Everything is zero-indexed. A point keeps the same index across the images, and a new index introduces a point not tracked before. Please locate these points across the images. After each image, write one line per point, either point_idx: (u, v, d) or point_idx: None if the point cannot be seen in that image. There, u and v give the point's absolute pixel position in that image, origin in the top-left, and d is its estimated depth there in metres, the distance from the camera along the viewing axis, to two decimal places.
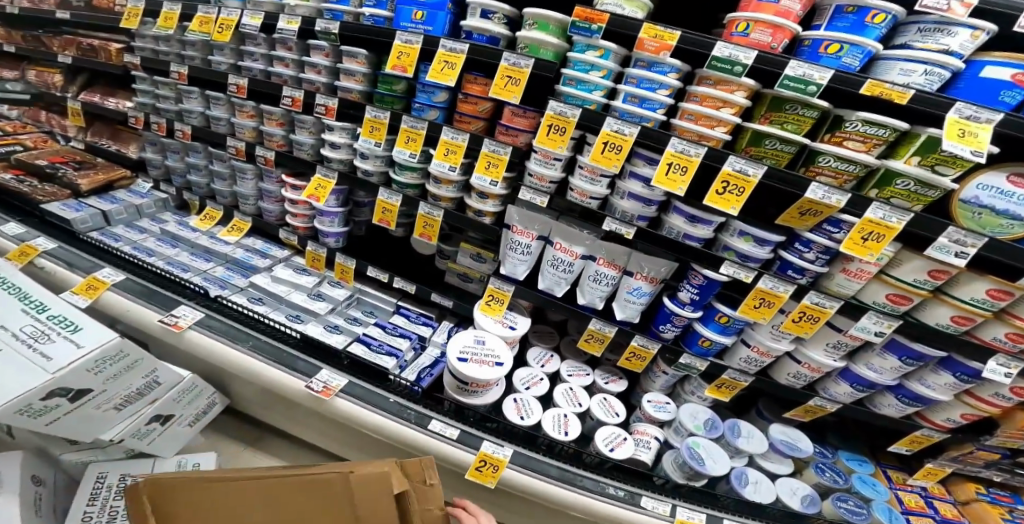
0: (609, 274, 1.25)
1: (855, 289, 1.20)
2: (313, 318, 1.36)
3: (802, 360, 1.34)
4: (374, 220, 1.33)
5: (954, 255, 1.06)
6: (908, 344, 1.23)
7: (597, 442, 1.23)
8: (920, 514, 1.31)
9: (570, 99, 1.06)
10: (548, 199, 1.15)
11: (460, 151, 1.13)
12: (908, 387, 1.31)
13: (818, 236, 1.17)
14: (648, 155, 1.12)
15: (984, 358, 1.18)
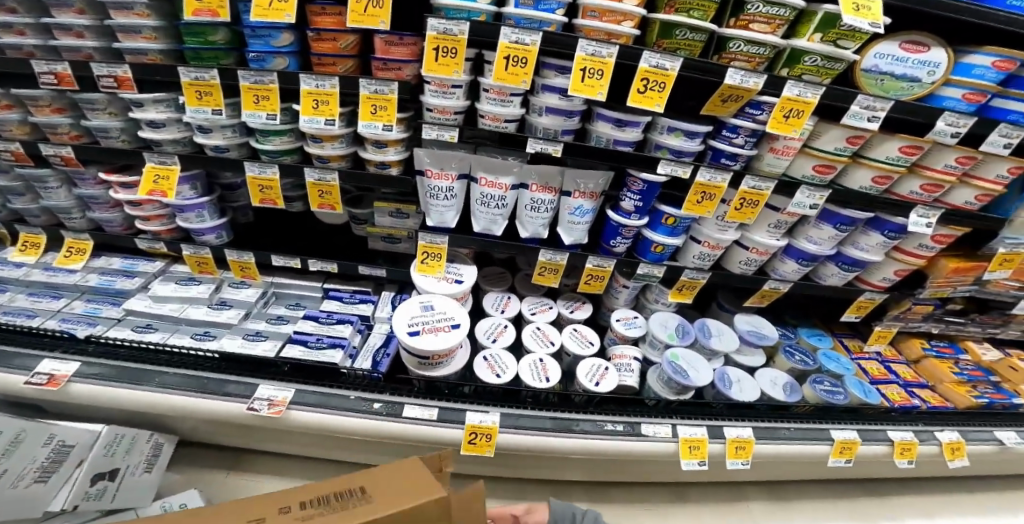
0: (546, 200, 1.15)
1: (785, 165, 1.15)
2: (225, 330, 1.19)
3: (749, 245, 1.27)
4: (255, 204, 1.10)
5: (868, 121, 1.05)
6: (842, 211, 1.19)
7: (581, 379, 1.18)
8: (886, 381, 1.39)
9: (451, 13, 0.94)
10: (458, 131, 1.04)
11: (336, 101, 0.97)
12: (845, 254, 1.29)
13: (744, 120, 1.09)
14: (557, 64, 1.03)
15: (908, 212, 1.21)
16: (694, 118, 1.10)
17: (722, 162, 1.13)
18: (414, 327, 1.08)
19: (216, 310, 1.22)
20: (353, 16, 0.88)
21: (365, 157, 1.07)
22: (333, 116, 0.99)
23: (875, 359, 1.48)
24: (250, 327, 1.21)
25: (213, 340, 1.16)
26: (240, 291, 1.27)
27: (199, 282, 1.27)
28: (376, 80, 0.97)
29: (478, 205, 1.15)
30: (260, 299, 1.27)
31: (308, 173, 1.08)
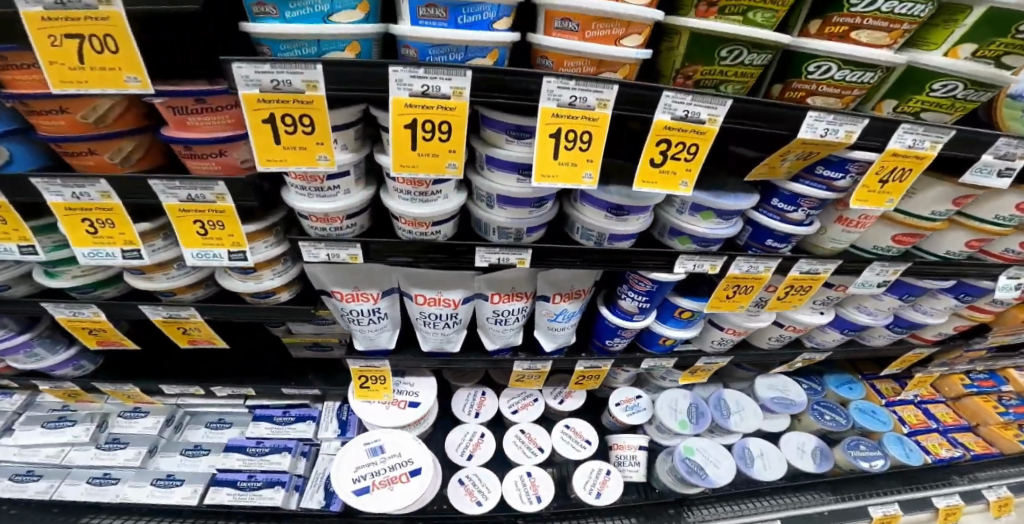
0: (515, 307, 0.88)
1: (852, 239, 0.80)
2: (127, 470, 1.07)
3: (785, 323, 0.99)
4: (90, 347, 0.93)
5: (996, 176, 0.70)
6: (914, 282, 0.92)
7: (578, 491, 1.02)
8: (926, 432, 1.25)
9: (280, 47, 0.50)
10: (361, 246, 0.71)
11: (126, 218, 0.67)
12: (902, 317, 1.03)
13: (812, 187, 0.70)
14: (510, 123, 0.57)
15: (996, 275, 0.92)
16: (731, 188, 0.72)
17: (767, 244, 0.79)
18: (361, 476, 0.95)
19: (106, 451, 1.08)
20: (55, 73, 0.49)
21: (232, 288, 0.79)
22: (136, 244, 0.70)
23: (911, 403, 1.33)
24: (160, 468, 1.08)
25: (115, 483, 1.05)
26: (134, 423, 1.12)
27: (74, 421, 1.12)
28: (182, 181, 0.62)
29: (422, 323, 0.91)
30: (165, 427, 1.13)
31: (151, 310, 0.85)
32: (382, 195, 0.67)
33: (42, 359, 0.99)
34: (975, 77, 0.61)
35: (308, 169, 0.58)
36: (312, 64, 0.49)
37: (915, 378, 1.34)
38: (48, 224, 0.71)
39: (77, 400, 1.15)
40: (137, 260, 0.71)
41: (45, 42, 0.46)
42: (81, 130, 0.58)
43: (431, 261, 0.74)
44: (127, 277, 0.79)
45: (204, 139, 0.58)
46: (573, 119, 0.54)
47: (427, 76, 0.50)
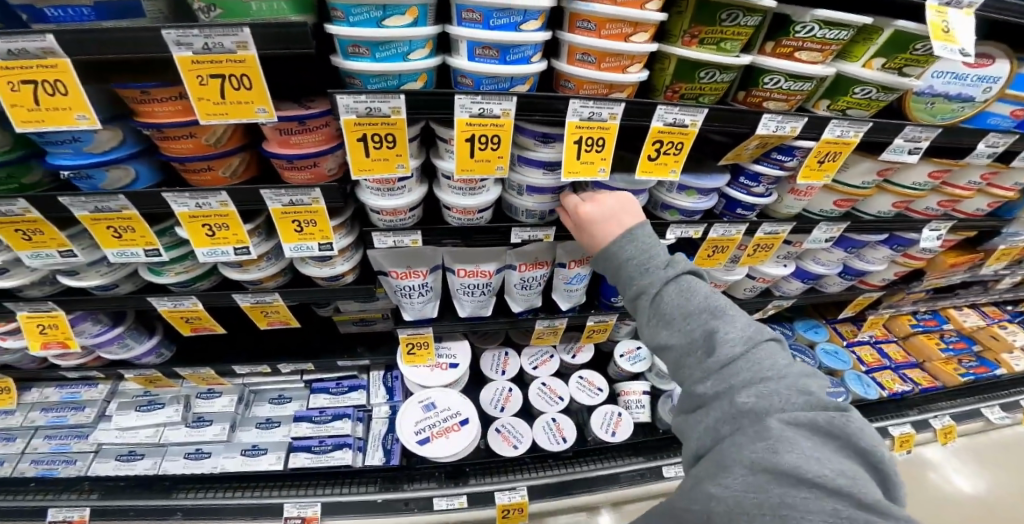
0: (536, 275, 1.11)
1: (802, 205, 1.03)
2: (217, 444, 1.21)
3: (756, 276, 1.23)
4: (185, 332, 1.16)
5: (909, 153, 0.92)
6: (857, 237, 1.16)
7: (597, 431, 1.23)
8: (880, 368, 1.51)
9: (370, 80, 0.71)
10: (419, 233, 0.93)
11: (236, 222, 0.88)
12: (851, 266, 1.28)
13: (769, 167, 0.91)
14: (540, 132, 0.77)
15: (921, 228, 1.15)
16: (704, 171, 0.93)
17: (738, 213, 1.01)
18: (422, 429, 1.15)
19: (196, 428, 1.22)
20: (202, 106, 0.65)
21: (310, 274, 1.02)
22: (244, 242, 0.92)
23: (868, 343, 1.58)
24: (244, 440, 1.22)
25: (209, 457, 1.19)
26: (213, 402, 1.26)
27: (163, 404, 1.25)
28: (284, 189, 0.83)
29: (462, 293, 1.13)
30: (240, 405, 1.27)
31: (241, 298, 1.08)
32: (438, 192, 0.88)
33: (133, 347, 1.17)
34: (886, 83, 0.79)
35: (388, 174, 0.79)
36: (395, 95, 0.69)
37: (868, 320, 1.61)
38: (166, 230, 0.91)
39: (157, 384, 1.28)
40: (241, 254, 0.93)
41: (194, 81, 0.62)
42: (202, 150, 0.79)
43: (475, 242, 0.96)
44: (224, 271, 1.02)
45: (302, 154, 0.79)
46: (591, 129, 0.74)
47: (483, 102, 0.71)
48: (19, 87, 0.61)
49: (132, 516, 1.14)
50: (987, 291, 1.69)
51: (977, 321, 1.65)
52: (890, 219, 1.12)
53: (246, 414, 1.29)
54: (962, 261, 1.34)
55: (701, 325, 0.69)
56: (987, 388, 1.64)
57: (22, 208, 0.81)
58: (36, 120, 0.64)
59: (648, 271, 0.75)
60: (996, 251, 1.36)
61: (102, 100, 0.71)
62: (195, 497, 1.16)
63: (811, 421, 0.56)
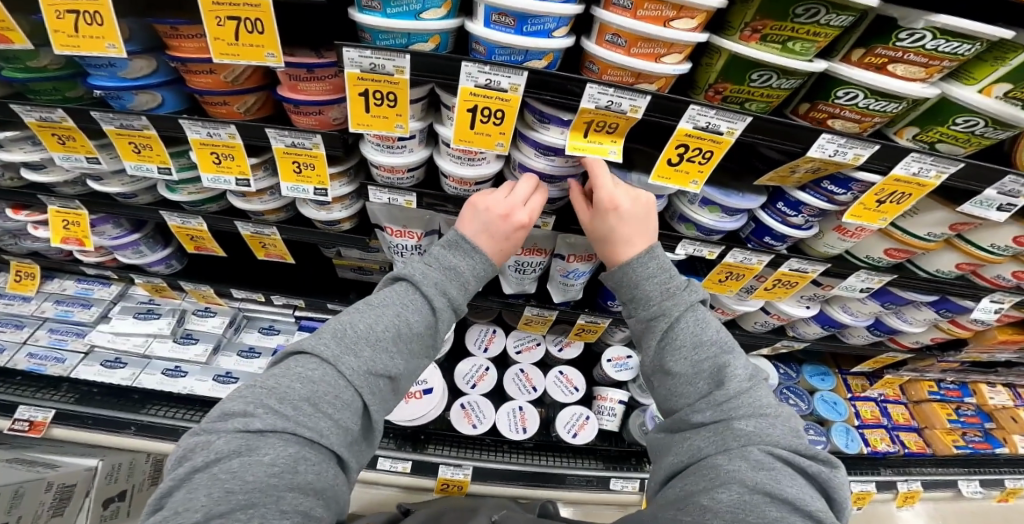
0: (535, 260, 1.05)
1: (846, 246, 0.90)
2: (195, 365, 1.32)
3: (771, 311, 1.16)
4: (189, 251, 0.97)
5: (994, 210, 0.73)
6: (898, 292, 1.03)
7: (560, 429, 1.32)
8: (875, 426, 1.52)
9: (380, 37, 0.55)
10: (416, 196, 0.80)
11: (244, 154, 0.70)
12: (884, 322, 1.17)
13: (814, 197, 0.78)
14: (553, 117, 0.66)
15: (980, 297, 1.00)
16: (736, 188, 0.82)
17: (765, 241, 0.90)
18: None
19: (181, 344, 1.33)
20: (216, 47, 0.52)
21: (308, 216, 0.85)
22: (248, 176, 0.73)
23: (873, 401, 1.60)
24: (220, 366, 1.32)
25: (184, 376, 1.30)
26: (205, 321, 1.37)
27: (159, 314, 1.36)
28: (288, 130, 0.65)
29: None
30: (228, 328, 1.38)
31: (241, 226, 0.90)
32: (435, 155, 0.76)
33: (144, 256, 1.05)
34: (1000, 118, 0.59)
35: (387, 134, 0.64)
36: (402, 54, 0.55)
37: (884, 379, 1.62)
38: (185, 151, 0.74)
39: (161, 296, 1.41)
40: (245, 189, 0.74)
41: (212, 21, 0.49)
42: (220, 87, 0.62)
43: None
44: (229, 197, 0.82)
45: (312, 101, 0.61)
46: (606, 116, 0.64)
47: (491, 73, 0.58)
48: (62, 14, 0.53)
49: (91, 425, 1.26)
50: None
51: (1004, 401, 1.62)
52: (947, 280, 0.96)
53: (233, 338, 1.39)
54: (1014, 341, 1.26)
55: (710, 357, 0.67)
56: (984, 464, 1.59)
57: (59, 117, 0.70)
58: (74, 46, 0.55)
59: (673, 292, 0.73)
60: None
61: (142, 30, 0.59)
62: (153, 417, 1.28)
63: (804, 463, 0.57)
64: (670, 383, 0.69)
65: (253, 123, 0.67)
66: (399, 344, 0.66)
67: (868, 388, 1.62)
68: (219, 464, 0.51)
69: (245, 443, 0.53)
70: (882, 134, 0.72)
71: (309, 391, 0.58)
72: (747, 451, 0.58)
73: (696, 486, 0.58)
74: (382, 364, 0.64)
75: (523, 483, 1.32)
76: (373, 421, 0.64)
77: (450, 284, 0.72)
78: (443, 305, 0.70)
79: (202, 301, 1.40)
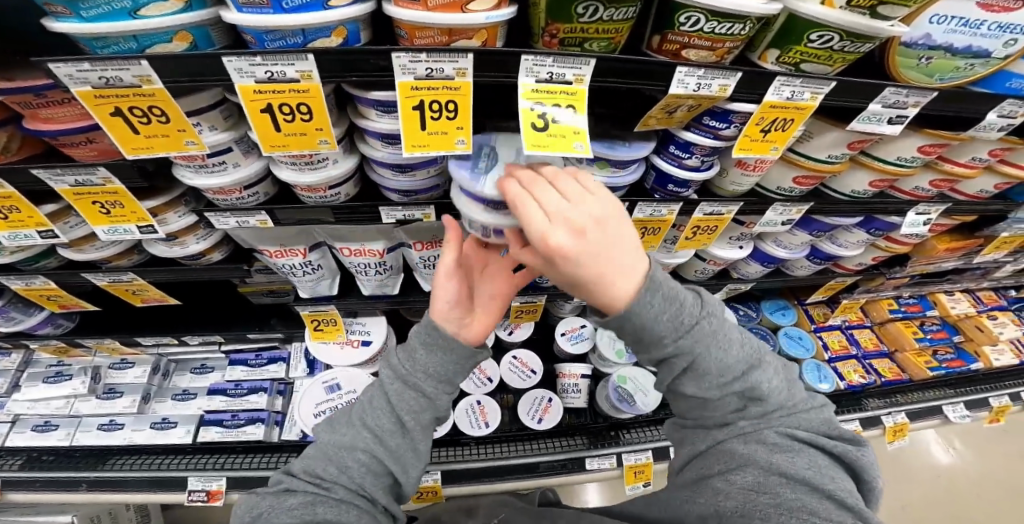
0: (438, 253, 0.97)
1: (756, 181, 0.84)
2: (129, 416, 1.26)
3: (708, 258, 1.13)
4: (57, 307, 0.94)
5: (886, 124, 0.67)
6: (821, 219, 0.99)
7: (524, 417, 1.29)
8: (844, 357, 1.51)
9: (97, 46, 0.46)
10: (268, 214, 0.72)
11: (29, 204, 0.64)
12: (819, 249, 1.14)
13: (700, 136, 0.71)
14: (372, 99, 0.58)
15: (906, 212, 0.97)
16: (622, 136, 0.75)
17: (670, 189, 0.83)
18: (321, 409, 1.12)
19: (107, 400, 1.27)
20: None
21: (162, 255, 0.78)
22: (49, 225, 0.67)
23: (838, 329, 1.59)
24: (156, 413, 1.28)
25: (121, 428, 1.25)
26: (125, 374, 1.28)
27: (70, 375, 1.28)
28: (64, 169, 0.58)
29: (359, 272, 1.00)
30: (155, 375, 1.31)
31: (95, 277, 0.83)
32: (272, 165, 0.66)
33: (21, 321, 1.02)
34: (852, 30, 0.52)
35: (180, 153, 0.57)
36: (136, 60, 0.46)
37: (842, 304, 1.60)
38: None
39: (70, 355, 1.30)
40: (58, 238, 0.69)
41: None
42: None
43: (343, 219, 0.77)
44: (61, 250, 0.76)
45: (69, 130, 0.53)
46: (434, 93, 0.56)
47: (267, 63, 0.49)
48: None
49: (42, 487, 1.19)
50: (983, 276, 1.64)
51: (966, 309, 1.62)
52: (868, 199, 0.91)
53: (164, 384, 1.34)
54: (955, 247, 1.25)
55: (737, 379, 0.59)
56: (961, 382, 1.59)
57: None
58: None
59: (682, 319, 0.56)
60: (997, 238, 1.26)
61: None
62: (107, 471, 1.20)
63: (825, 443, 0.59)
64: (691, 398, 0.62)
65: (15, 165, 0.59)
66: (378, 428, 0.68)
67: (830, 316, 1.60)
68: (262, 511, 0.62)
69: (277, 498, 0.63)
70: (747, 59, 0.65)
71: (318, 468, 0.65)
72: (763, 434, 0.59)
73: (714, 469, 0.60)
74: (365, 446, 0.67)
75: (490, 478, 1.27)
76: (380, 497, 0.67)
77: (415, 350, 0.71)
78: (415, 374, 0.70)
79: (117, 354, 1.31)
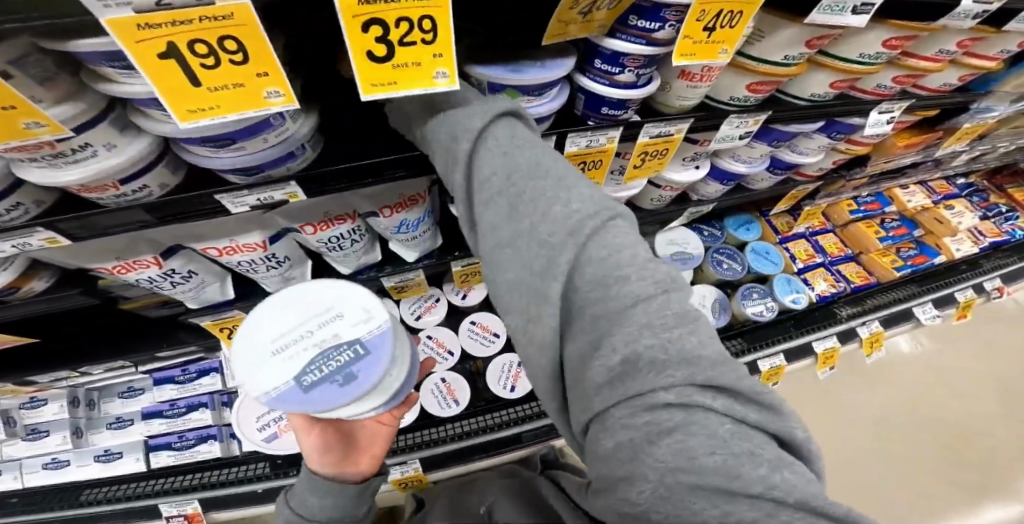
0: (344, 231, 0.83)
1: (703, 93, 0.75)
2: (70, 451, 1.16)
3: (662, 184, 1.05)
4: None
5: (850, 14, 0.56)
6: (782, 128, 0.90)
7: (494, 387, 1.22)
8: (812, 265, 1.53)
9: None
10: (49, 229, 0.52)
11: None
12: (779, 159, 1.07)
13: (630, 42, 0.59)
14: (87, 53, 0.35)
15: (866, 113, 0.88)
16: (532, 57, 0.61)
17: (604, 113, 0.72)
18: (264, 423, 1.13)
19: (35, 440, 1.13)
20: None
21: None
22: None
23: (803, 238, 1.59)
24: (96, 445, 1.18)
25: (68, 466, 1.16)
26: (42, 411, 1.13)
27: None
28: None
29: (248, 271, 0.83)
30: (74, 409, 1.14)
31: None
32: (16, 167, 0.47)
33: None
34: None
35: None
36: None
37: (805, 212, 1.59)
38: None
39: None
40: None
41: None
42: None
43: (173, 220, 0.58)
44: None
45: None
46: (191, 31, 0.34)
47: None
48: None
49: None
50: (938, 166, 1.63)
51: (922, 202, 1.64)
52: (828, 103, 0.83)
53: (93, 414, 1.19)
54: (915, 143, 1.19)
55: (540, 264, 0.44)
56: (929, 277, 1.63)
57: None
58: None
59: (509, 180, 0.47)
60: (958, 129, 1.20)
61: None
62: (81, 508, 1.15)
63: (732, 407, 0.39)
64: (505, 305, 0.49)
65: None
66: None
67: (794, 225, 1.59)
68: None
69: None
70: None
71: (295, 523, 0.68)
72: (620, 410, 0.39)
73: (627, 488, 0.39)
74: None
75: (479, 456, 1.21)
76: None
77: (305, 494, 0.68)
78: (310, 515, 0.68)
79: (23, 393, 1.13)
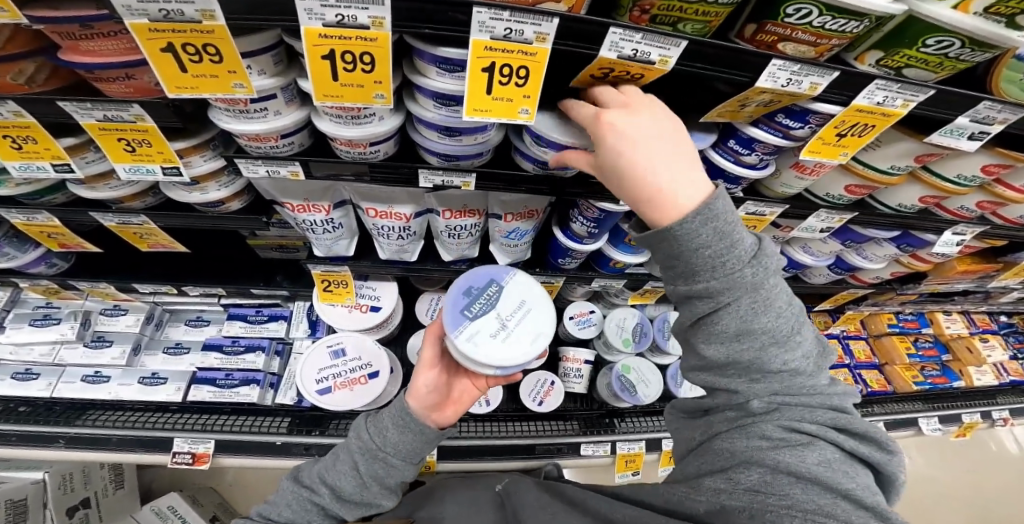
0: (466, 223, 0.94)
1: (805, 185, 0.85)
2: (117, 369, 1.19)
3: None
4: (54, 246, 0.90)
5: (966, 140, 0.68)
6: (859, 231, 1.02)
7: (525, 398, 1.30)
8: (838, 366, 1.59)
9: None
10: (302, 165, 0.67)
11: (48, 136, 0.57)
12: (844, 259, 1.18)
13: (768, 133, 0.70)
14: (438, 57, 0.53)
15: (941, 230, 0.99)
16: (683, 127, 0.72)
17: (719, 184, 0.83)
18: (323, 375, 1.11)
19: (94, 349, 1.18)
20: None
21: (181, 200, 0.73)
22: (65, 159, 0.61)
23: (836, 338, 1.66)
24: (146, 366, 1.20)
25: (106, 382, 1.17)
26: (116, 321, 1.21)
27: (58, 320, 1.19)
28: (93, 103, 0.51)
29: (380, 235, 0.96)
30: (147, 325, 1.23)
31: (103, 218, 0.78)
32: (313, 115, 0.61)
33: (14, 258, 0.96)
34: (976, 38, 0.49)
35: (224, 96, 0.50)
36: None
37: (846, 314, 1.65)
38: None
39: (57, 297, 1.22)
40: (69, 174, 0.63)
41: None
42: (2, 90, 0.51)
43: (377, 177, 0.73)
44: (70, 186, 0.70)
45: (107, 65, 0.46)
46: (508, 56, 0.51)
47: (341, 6, 0.43)
48: None
49: (16, 441, 1.11)
50: (985, 300, 1.69)
51: (960, 330, 1.69)
52: (909, 214, 0.94)
53: (156, 336, 1.26)
54: (973, 271, 1.28)
55: (754, 347, 0.60)
56: (942, 398, 1.67)
57: None
58: None
59: (726, 262, 0.57)
60: (1016, 265, 1.28)
61: None
62: (86, 428, 1.12)
63: (836, 436, 0.59)
64: (698, 359, 0.66)
65: (46, 101, 0.52)
66: (383, 456, 0.73)
67: (831, 325, 1.66)
68: (308, 471, 0.76)
69: (321, 460, 0.77)
70: (841, 59, 0.63)
71: (276, 512, 0.71)
72: (764, 427, 0.60)
73: (712, 467, 0.63)
74: (379, 444, 0.74)
75: (491, 456, 1.26)
76: (370, 488, 0.73)
77: (386, 428, 0.74)
78: (383, 448, 0.74)
79: (108, 300, 1.23)
